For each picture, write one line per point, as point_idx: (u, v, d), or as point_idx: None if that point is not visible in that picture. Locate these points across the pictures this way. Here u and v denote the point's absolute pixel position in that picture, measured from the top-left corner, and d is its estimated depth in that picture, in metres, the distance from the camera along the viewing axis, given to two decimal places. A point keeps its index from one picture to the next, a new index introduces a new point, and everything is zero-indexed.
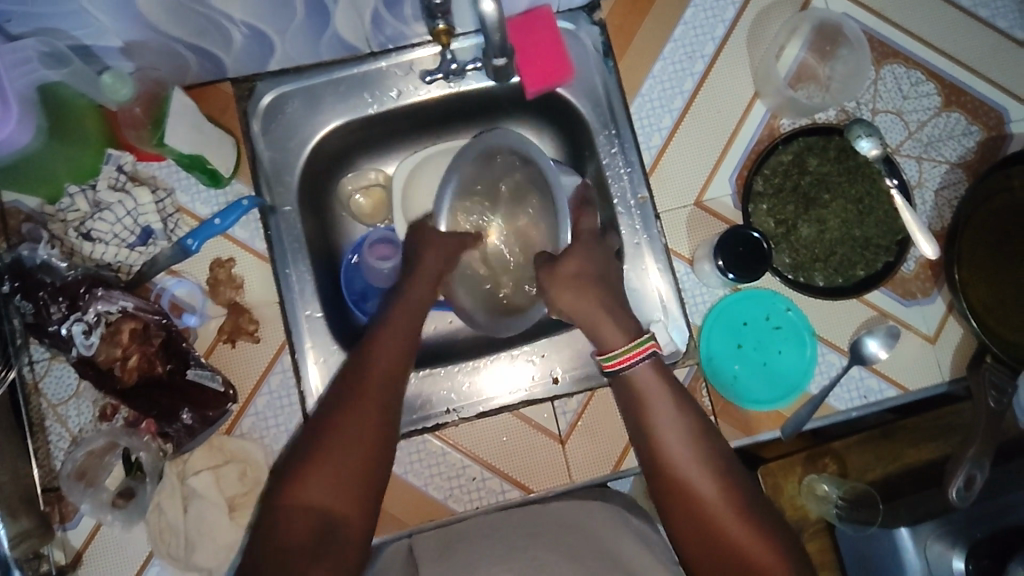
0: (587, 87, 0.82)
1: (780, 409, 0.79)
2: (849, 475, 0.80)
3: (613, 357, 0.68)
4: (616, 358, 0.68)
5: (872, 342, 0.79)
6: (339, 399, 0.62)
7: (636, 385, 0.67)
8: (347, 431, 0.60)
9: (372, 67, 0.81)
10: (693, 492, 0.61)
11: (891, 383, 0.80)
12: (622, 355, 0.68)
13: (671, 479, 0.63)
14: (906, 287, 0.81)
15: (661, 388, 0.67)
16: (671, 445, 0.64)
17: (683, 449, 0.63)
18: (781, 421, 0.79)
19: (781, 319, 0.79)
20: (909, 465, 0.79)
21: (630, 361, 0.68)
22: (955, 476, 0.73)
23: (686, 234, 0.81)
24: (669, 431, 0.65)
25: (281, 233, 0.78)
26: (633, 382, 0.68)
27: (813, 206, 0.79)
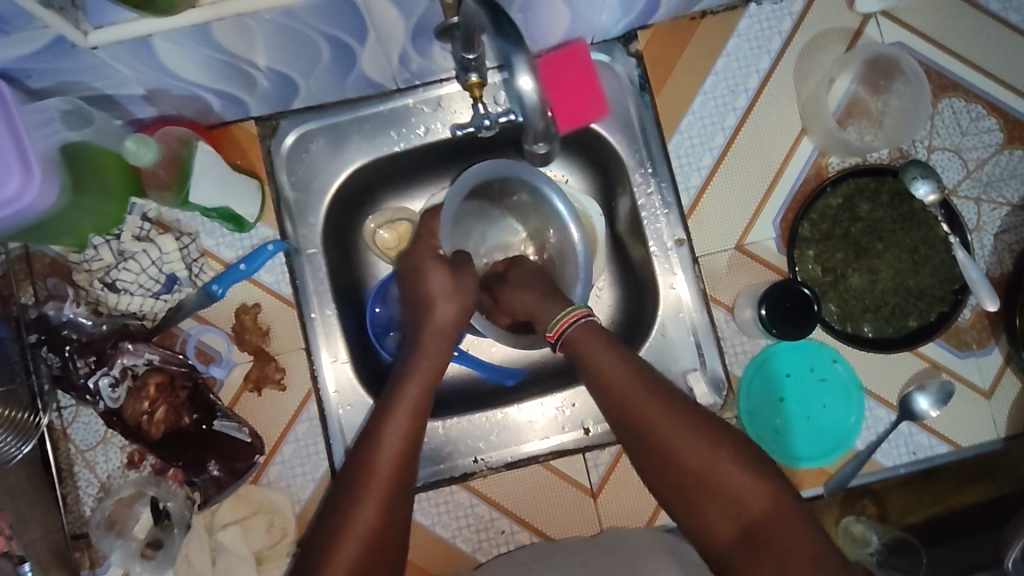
0: (622, 124, 0.79)
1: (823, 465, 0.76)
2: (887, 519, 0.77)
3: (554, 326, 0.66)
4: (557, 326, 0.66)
5: (924, 399, 0.74)
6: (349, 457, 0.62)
7: (579, 352, 0.64)
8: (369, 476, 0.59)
9: (399, 104, 0.79)
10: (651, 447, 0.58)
11: (941, 439, 0.76)
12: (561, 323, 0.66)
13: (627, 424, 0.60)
14: (960, 337, 0.76)
15: (599, 344, 0.64)
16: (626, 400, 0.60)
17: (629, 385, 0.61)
18: (825, 478, 0.76)
19: (826, 371, 0.75)
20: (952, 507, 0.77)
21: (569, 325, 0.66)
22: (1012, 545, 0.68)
23: (726, 280, 0.77)
24: (606, 371, 0.62)
25: (306, 276, 0.76)
26: (577, 351, 0.64)
27: (864, 255, 0.75)
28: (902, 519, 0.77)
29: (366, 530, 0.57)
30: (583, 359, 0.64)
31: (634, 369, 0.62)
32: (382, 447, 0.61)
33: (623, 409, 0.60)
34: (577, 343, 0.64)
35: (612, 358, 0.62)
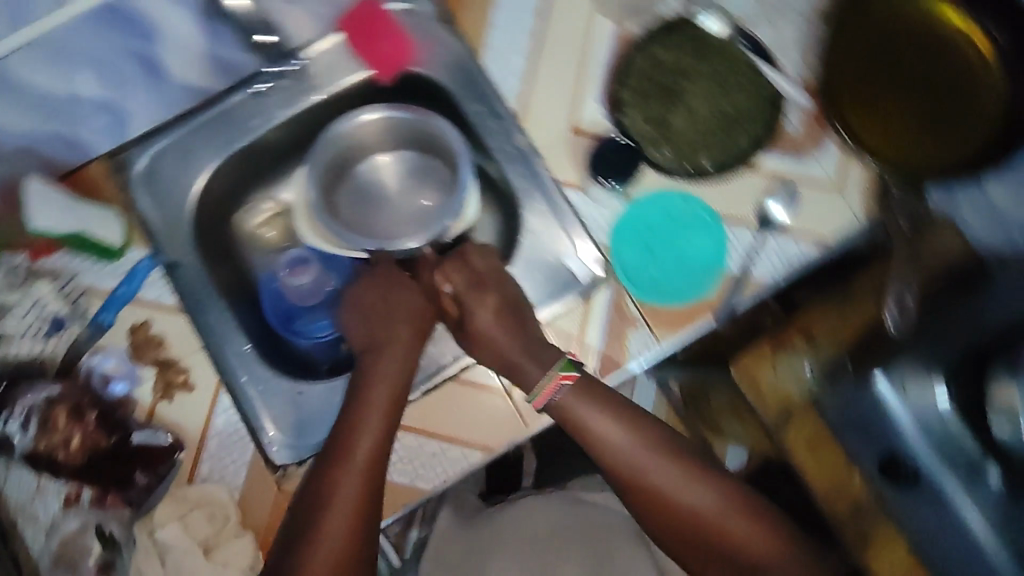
0: (435, 58, 0.84)
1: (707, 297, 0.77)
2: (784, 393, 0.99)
3: (535, 394, 0.71)
4: (539, 393, 0.71)
5: (775, 206, 0.78)
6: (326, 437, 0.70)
7: (566, 414, 0.71)
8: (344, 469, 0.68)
9: (231, 103, 0.84)
10: (646, 489, 0.70)
11: (806, 239, 0.78)
12: (543, 388, 0.71)
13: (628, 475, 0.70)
14: (794, 144, 0.80)
15: (587, 395, 0.71)
16: (625, 448, 0.71)
17: (621, 435, 0.71)
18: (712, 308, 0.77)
19: (683, 212, 0.78)
20: None
21: (552, 390, 0.71)
22: None
23: (569, 161, 0.81)
24: (605, 429, 0.71)
25: (189, 282, 0.80)
26: (564, 413, 0.71)
27: (679, 96, 0.81)
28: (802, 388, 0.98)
29: (358, 482, 0.67)
30: (575, 421, 0.71)
31: (625, 426, 0.72)
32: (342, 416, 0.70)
33: (624, 469, 0.71)
34: (564, 405, 0.71)
35: (610, 418, 0.71)
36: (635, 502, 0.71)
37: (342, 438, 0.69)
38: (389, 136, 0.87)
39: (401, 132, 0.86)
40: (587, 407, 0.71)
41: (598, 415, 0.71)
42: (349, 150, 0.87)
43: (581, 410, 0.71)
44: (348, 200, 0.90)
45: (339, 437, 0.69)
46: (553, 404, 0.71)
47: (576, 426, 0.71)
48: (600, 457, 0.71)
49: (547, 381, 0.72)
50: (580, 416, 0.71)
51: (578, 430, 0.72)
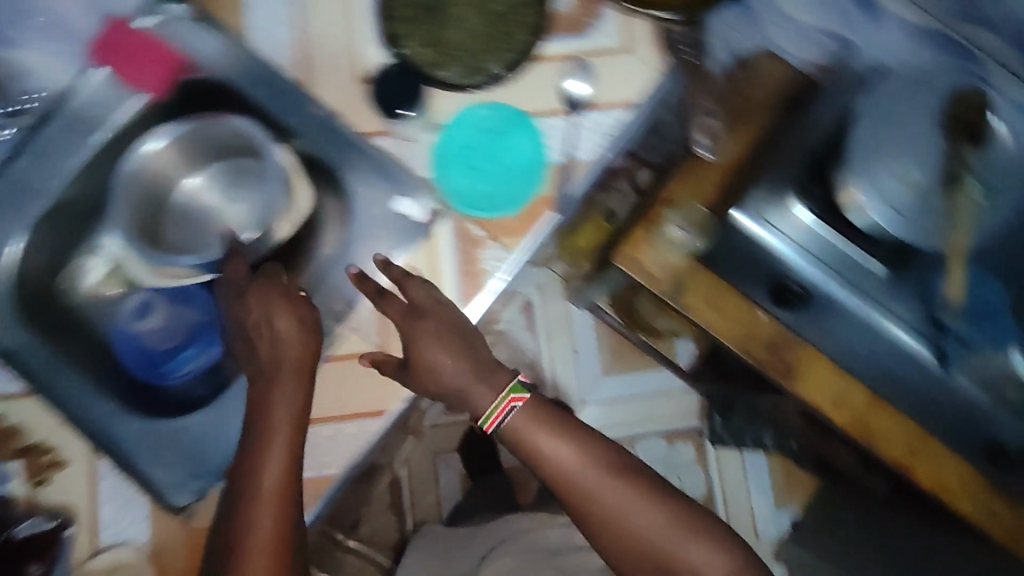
0: (207, 60, 0.80)
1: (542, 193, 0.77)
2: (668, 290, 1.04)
3: (488, 417, 0.65)
4: (490, 414, 0.65)
5: (573, 86, 0.78)
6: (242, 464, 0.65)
7: (522, 443, 0.65)
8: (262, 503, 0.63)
9: (11, 174, 0.78)
10: (597, 520, 0.64)
11: (615, 106, 0.79)
12: (493, 410, 0.65)
13: (582, 508, 0.64)
14: (572, 23, 0.80)
15: (542, 420, 0.66)
16: (570, 470, 0.64)
17: (568, 455, 0.64)
18: (549, 202, 0.77)
19: (491, 121, 0.78)
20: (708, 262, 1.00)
21: (502, 411, 0.65)
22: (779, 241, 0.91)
23: (365, 109, 0.79)
24: (556, 454, 0.64)
25: (30, 364, 0.76)
26: (518, 441, 0.65)
27: (448, 11, 0.79)
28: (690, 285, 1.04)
29: (274, 506, 0.63)
30: (526, 446, 0.65)
31: (574, 446, 0.65)
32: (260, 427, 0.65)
33: (578, 498, 0.64)
34: (517, 429, 0.65)
35: (569, 442, 0.65)
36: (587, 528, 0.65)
37: (257, 466, 0.63)
38: (183, 159, 0.85)
39: (188, 146, 0.84)
40: (546, 431, 0.65)
41: (555, 440, 0.65)
42: (153, 186, 0.85)
43: (537, 436, 0.65)
44: (182, 233, 0.87)
45: (248, 467, 0.64)
46: (504, 425, 0.65)
47: (533, 457, 0.65)
48: (554, 483, 0.65)
49: (498, 401, 0.65)
50: (530, 442, 0.65)
51: (532, 457, 0.65)
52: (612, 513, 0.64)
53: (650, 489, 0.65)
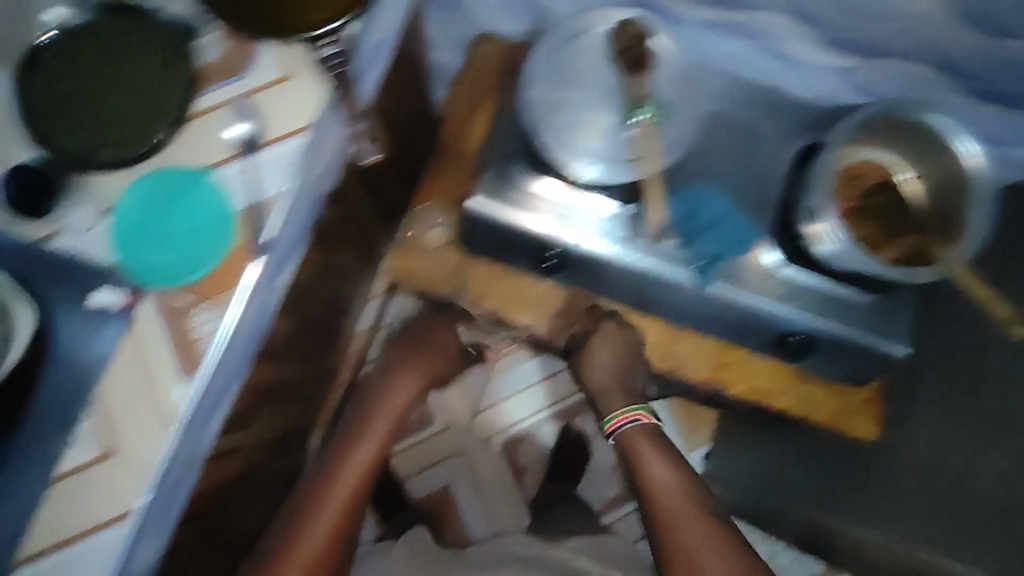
0: None
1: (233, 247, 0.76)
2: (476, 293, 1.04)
3: (609, 421, 0.96)
4: (613, 420, 0.95)
5: (236, 130, 0.77)
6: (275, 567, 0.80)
7: (631, 451, 0.93)
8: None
9: None
10: (670, 541, 0.86)
11: (286, 135, 0.77)
12: (620, 415, 0.95)
13: (668, 523, 0.87)
14: (224, 69, 0.79)
15: (649, 448, 0.93)
16: (667, 498, 0.89)
17: (664, 489, 0.89)
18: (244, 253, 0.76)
19: (167, 189, 0.76)
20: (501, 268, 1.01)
21: (619, 425, 0.95)
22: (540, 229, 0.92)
23: (25, 212, 0.75)
24: (651, 467, 0.91)
25: None
26: (629, 446, 0.93)
27: (90, 97, 0.77)
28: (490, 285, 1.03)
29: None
30: (633, 450, 0.93)
31: (671, 471, 0.91)
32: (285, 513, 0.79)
33: (664, 502, 0.88)
34: (630, 442, 0.93)
35: (658, 460, 0.92)
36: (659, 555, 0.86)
37: None
38: None
39: None
40: (652, 448, 0.93)
41: (652, 452, 0.92)
42: None
43: (643, 456, 0.92)
44: None
45: None
46: (620, 436, 0.94)
47: (636, 461, 0.92)
48: (650, 499, 0.89)
49: (619, 415, 0.95)
50: (634, 447, 0.93)
51: (638, 473, 0.92)
52: (682, 541, 0.85)
53: (723, 543, 0.85)
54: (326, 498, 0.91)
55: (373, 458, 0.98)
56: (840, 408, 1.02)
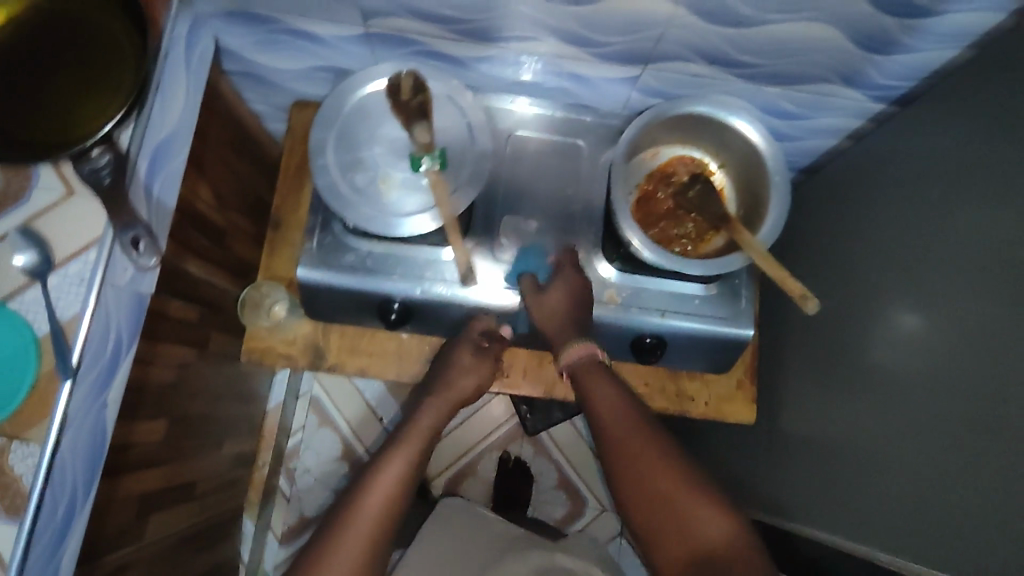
0: None
1: (43, 372, 0.76)
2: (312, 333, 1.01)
3: (566, 348, 0.85)
4: (568, 346, 0.85)
5: (22, 257, 0.77)
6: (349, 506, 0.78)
7: (581, 371, 0.84)
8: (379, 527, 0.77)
9: None
10: (646, 500, 0.73)
11: (79, 250, 0.79)
12: (572, 347, 0.85)
13: (618, 450, 0.77)
14: (8, 198, 0.80)
15: (596, 372, 0.84)
16: (627, 463, 0.76)
17: (614, 413, 0.79)
18: (53, 376, 0.76)
19: None
20: (355, 323, 0.99)
21: (573, 355, 0.85)
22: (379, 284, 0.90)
23: None
24: (597, 403, 0.81)
25: None
26: (579, 368, 0.84)
27: None
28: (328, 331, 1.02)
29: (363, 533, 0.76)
30: (582, 375, 0.84)
31: (637, 417, 0.79)
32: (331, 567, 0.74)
33: (617, 440, 0.78)
34: (579, 369, 0.84)
35: (604, 383, 0.82)
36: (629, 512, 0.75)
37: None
38: None
39: None
40: (600, 383, 0.83)
41: (602, 390, 0.82)
42: None
43: (589, 387, 0.82)
44: None
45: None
46: (572, 365, 0.85)
47: (587, 401, 0.82)
48: (602, 441, 0.79)
49: (569, 347, 0.86)
50: (590, 381, 0.83)
51: (585, 401, 0.82)
52: (641, 458, 0.75)
53: (688, 471, 0.74)
54: (367, 497, 0.78)
55: (406, 473, 0.81)
56: (716, 398, 1.04)
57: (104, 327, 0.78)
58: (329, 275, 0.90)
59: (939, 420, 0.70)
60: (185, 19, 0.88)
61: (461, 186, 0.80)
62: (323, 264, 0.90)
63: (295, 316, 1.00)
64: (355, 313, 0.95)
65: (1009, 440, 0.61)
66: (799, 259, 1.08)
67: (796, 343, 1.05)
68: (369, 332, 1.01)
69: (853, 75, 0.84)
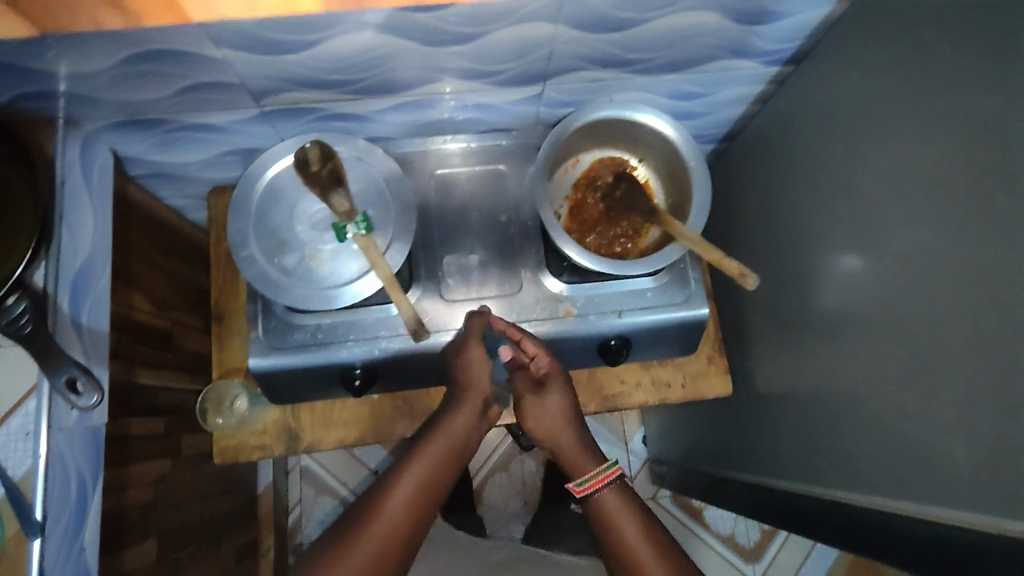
0: None
1: (12, 533, 0.76)
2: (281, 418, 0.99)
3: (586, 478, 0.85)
4: (593, 476, 0.85)
5: None
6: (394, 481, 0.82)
7: (606, 509, 0.83)
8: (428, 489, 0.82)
9: None
10: None
11: (17, 403, 0.78)
12: (597, 474, 0.85)
13: None
14: None
15: (625, 505, 0.83)
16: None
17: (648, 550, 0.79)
18: (23, 535, 0.76)
19: None
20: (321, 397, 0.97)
21: (603, 478, 0.85)
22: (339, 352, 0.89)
23: None
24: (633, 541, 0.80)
25: None
26: (604, 505, 0.83)
27: None
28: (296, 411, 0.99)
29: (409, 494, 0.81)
30: (603, 514, 0.83)
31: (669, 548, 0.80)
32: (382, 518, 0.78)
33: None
34: (605, 501, 0.84)
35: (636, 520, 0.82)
36: None
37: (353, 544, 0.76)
38: None
39: None
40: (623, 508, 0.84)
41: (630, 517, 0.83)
42: None
43: (619, 519, 0.82)
44: None
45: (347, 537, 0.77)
46: (601, 494, 0.84)
47: (612, 526, 0.82)
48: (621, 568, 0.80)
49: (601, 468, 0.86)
50: (615, 520, 0.82)
51: (608, 532, 0.82)
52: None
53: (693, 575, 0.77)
54: (414, 470, 0.83)
55: (446, 451, 0.85)
56: (692, 377, 1.06)
57: (64, 473, 0.79)
58: (285, 360, 0.88)
59: (892, 356, 0.73)
60: (76, 139, 0.86)
61: (393, 242, 0.80)
62: (275, 349, 0.88)
63: (259, 408, 0.98)
64: (319, 389, 0.94)
65: (953, 364, 0.64)
66: (738, 228, 1.11)
67: (754, 306, 1.08)
68: (338, 401, 1.00)
69: (741, 48, 0.87)
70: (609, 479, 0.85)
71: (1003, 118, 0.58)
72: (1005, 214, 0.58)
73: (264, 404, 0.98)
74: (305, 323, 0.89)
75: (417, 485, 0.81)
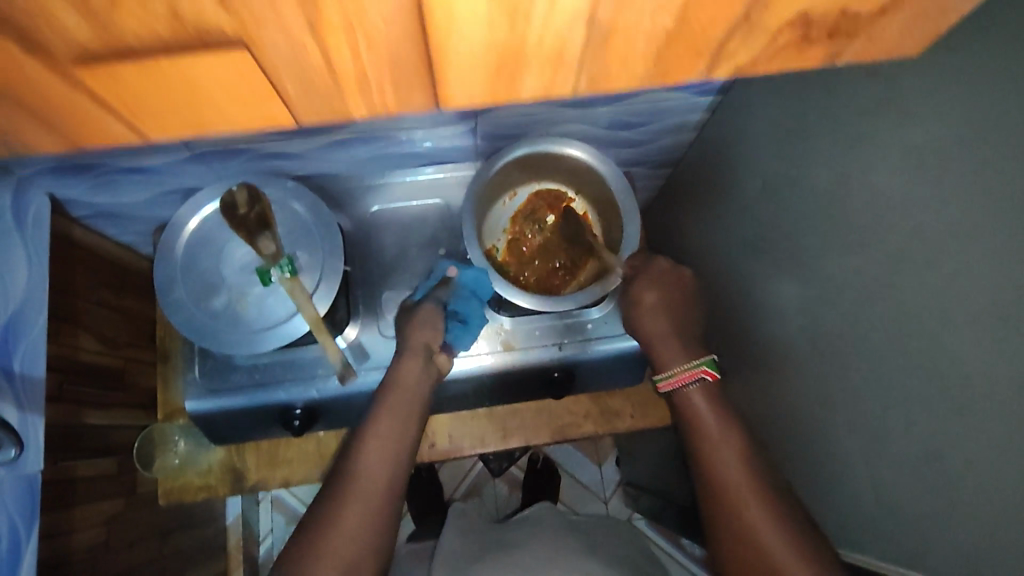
0: None
1: None
2: (226, 457, 0.99)
3: (669, 376, 0.78)
4: (675, 375, 0.78)
5: None
6: (363, 439, 0.78)
7: (687, 407, 0.77)
8: (399, 448, 0.78)
9: None
10: (725, 510, 0.70)
11: None
12: (680, 373, 0.78)
13: (727, 499, 0.71)
14: None
15: (711, 392, 0.77)
16: (746, 503, 0.69)
17: (737, 453, 0.72)
18: None
19: None
20: (265, 436, 0.97)
21: (686, 377, 0.77)
22: (276, 395, 0.88)
23: None
24: (718, 445, 0.73)
25: None
26: (685, 395, 0.78)
27: None
28: (241, 451, 0.99)
29: (383, 462, 0.77)
30: (687, 415, 0.77)
31: (753, 450, 0.73)
32: (363, 484, 0.75)
33: (726, 490, 0.71)
34: (693, 396, 0.77)
35: (728, 424, 0.74)
36: (712, 519, 0.71)
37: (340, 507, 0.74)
38: None
39: None
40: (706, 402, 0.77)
41: (719, 429, 0.74)
42: None
43: (700, 418, 0.76)
44: None
45: (334, 505, 0.74)
46: (687, 390, 0.77)
47: (695, 430, 0.75)
48: (708, 476, 0.73)
49: (685, 367, 0.78)
50: (690, 398, 0.77)
51: (693, 430, 0.75)
52: (744, 505, 0.69)
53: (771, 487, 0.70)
54: (381, 433, 0.78)
55: (411, 405, 0.81)
56: (640, 406, 1.05)
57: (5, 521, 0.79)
58: (222, 401, 0.88)
59: (809, 393, 0.73)
60: (9, 185, 0.86)
61: (320, 283, 0.80)
62: (211, 391, 0.88)
63: (202, 450, 0.99)
64: (260, 427, 0.94)
65: (862, 405, 0.64)
66: (685, 253, 1.10)
67: None
68: (283, 439, 0.99)
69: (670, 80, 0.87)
70: (686, 379, 0.77)
71: (888, 165, 0.58)
72: (895, 262, 0.57)
73: (206, 446, 0.98)
74: (243, 364, 0.89)
75: (390, 450, 0.78)
